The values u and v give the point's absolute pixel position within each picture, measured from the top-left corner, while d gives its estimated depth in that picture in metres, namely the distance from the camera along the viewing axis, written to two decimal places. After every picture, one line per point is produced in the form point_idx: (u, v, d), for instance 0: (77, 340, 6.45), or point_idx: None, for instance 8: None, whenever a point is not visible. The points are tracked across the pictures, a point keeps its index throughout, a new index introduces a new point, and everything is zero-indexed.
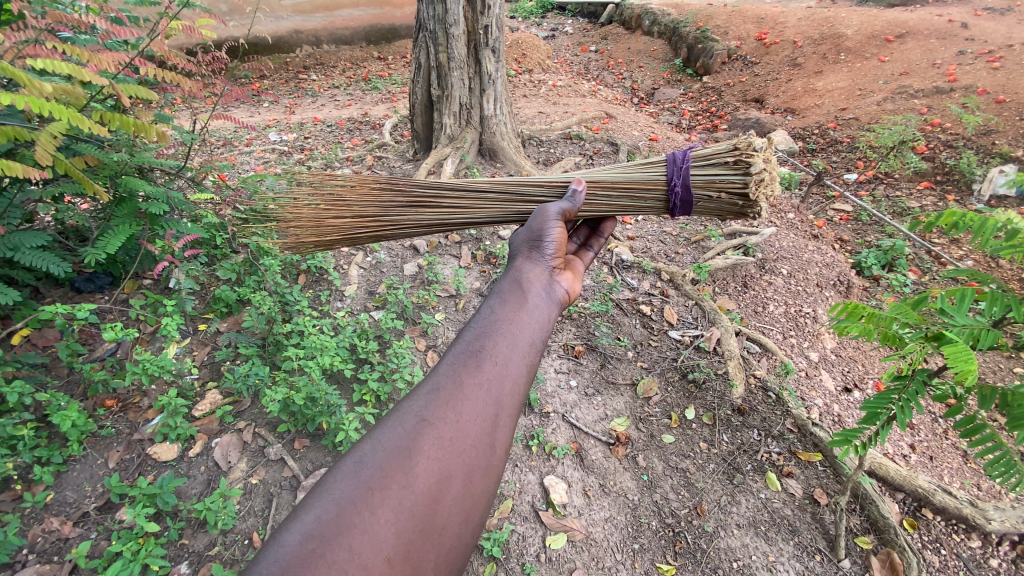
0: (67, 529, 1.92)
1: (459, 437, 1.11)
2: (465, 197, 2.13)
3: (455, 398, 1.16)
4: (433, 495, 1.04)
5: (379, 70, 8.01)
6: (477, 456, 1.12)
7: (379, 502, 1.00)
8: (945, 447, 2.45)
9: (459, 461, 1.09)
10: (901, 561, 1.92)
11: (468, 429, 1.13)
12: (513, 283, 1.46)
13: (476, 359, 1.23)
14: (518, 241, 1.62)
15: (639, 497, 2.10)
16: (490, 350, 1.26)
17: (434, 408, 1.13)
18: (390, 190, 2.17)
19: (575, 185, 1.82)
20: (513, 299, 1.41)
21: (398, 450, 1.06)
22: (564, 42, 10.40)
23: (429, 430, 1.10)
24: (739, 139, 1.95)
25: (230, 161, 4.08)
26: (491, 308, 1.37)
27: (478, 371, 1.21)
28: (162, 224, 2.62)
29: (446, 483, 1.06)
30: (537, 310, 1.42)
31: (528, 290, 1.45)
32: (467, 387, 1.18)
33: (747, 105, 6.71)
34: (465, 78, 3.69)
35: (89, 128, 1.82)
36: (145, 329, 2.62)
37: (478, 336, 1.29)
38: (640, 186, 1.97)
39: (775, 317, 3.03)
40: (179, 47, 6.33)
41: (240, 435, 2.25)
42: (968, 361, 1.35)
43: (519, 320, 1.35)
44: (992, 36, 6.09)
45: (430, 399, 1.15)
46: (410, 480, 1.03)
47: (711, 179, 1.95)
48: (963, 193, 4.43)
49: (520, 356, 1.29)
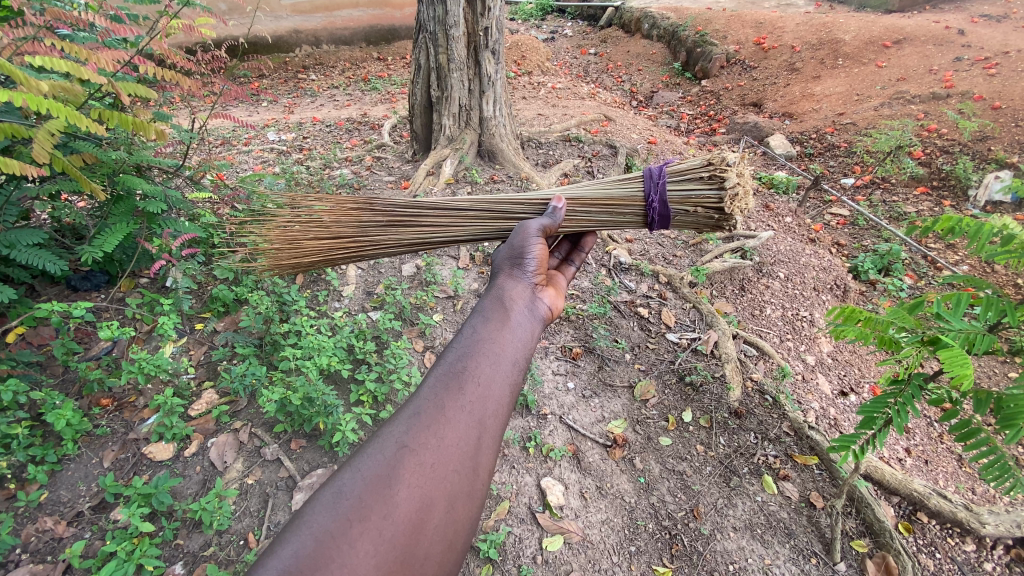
0: (60, 528, 1.91)
1: (441, 462, 1.12)
2: (444, 217, 2.17)
3: (436, 423, 1.16)
4: (415, 524, 1.04)
5: (379, 70, 8.02)
6: (459, 481, 1.13)
7: (358, 535, 0.98)
8: (940, 451, 2.47)
9: (441, 487, 1.10)
10: (897, 564, 1.93)
11: (450, 454, 1.13)
12: (497, 304, 1.47)
13: (459, 381, 1.24)
14: (500, 260, 1.63)
15: (635, 500, 2.10)
16: (472, 372, 1.26)
17: (415, 433, 1.13)
18: (368, 210, 2.19)
19: (555, 202, 1.84)
20: (495, 318, 1.42)
21: (378, 479, 1.06)
22: (564, 44, 10.43)
23: (412, 457, 1.10)
24: (712, 153, 1.97)
25: (228, 160, 4.08)
26: (473, 327, 1.38)
27: (460, 394, 1.22)
28: (159, 223, 2.62)
29: (428, 511, 1.06)
30: (520, 329, 1.43)
31: (511, 308, 1.46)
32: (449, 410, 1.19)
33: (745, 110, 6.74)
34: (465, 80, 3.70)
35: (87, 125, 1.80)
36: (141, 327, 2.61)
37: (461, 357, 1.29)
38: (619, 203, 1.97)
39: (772, 320, 3.04)
40: (178, 45, 6.34)
41: (236, 435, 2.24)
42: (965, 365, 1.34)
43: (502, 340, 1.36)
44: (988, 43, 6.14)
45: (411, 424, 1.15)
46: (392, 510, 1.03)
47: (688, 195, 1.96)
48: (959, 198, 4.46)
49: (503, 376, 1.30)
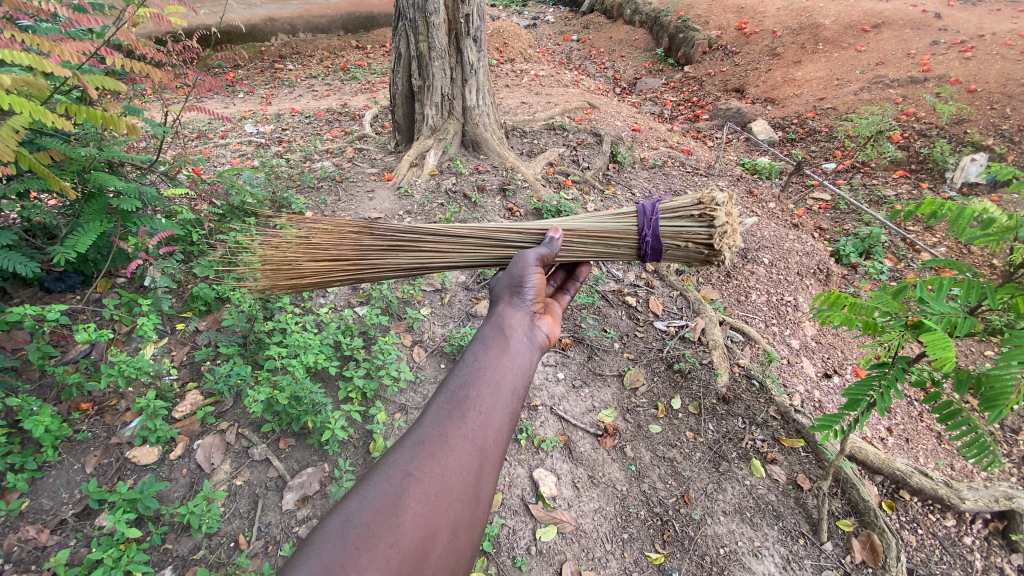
0: (44, 537, 1.87)
1: (445, 491, 1.11)
2: (443, 242, 2.13)
3: (440, 451, 1.14)
4: (420, 552, 1.03)
5: (358, 59, 7.86)
6: (461, 510, 1.12)
7: (366, 560, 0.97)
8: (920, 429, 2.54)
9: (444, 515, 1.09)
10: (881, 542, 1.97)
11: (455, 482, 1.13)
12: (496, 331, 1.44)
13: (461, 409, 1.22)
14: (500, 287, 1.60)
15: (627, 487, 2.12)
16: (474, 400, 1.25)
17: (420, 461, 1.12)
18: (368, 233, 2.15)
19: (553, 232, 1.82)
20: (496, 345, 1.39)
21: (385, 507, 1.04)
22: (546, 31, 10.32)
23: (417, 483, 1.09)
24: (704, 193, 1.95)
25: (204, 155, 3.97)
26: (474, 354, 1.36)
27: (463, 422, 1.20)
28: (134, 221, 2.55)
29: (432, 540, 1.06)
30: (519, 356, 1.40)
31: (511, 335, 1.44)
32: (453, 438, 1.17)
33: (727, 95, 6.77)
34: (447, 68, 3.63)
35: (52, 121, 1.72)
36: (119, 329, 2.54)
37: (462, 385, 1.27)
38: (613, 236, 1.96)
39: (757, 306, 3.07)
40: (147, 35, 6.13)
41: (222, 436, 2.20)
42: (946, 348, 1.35)
43: (503, 367, 1.34)
44: (964, 26, 6.21)
45: (416, 452, 1.13)
46: (397, 537, 1.02)
47: (678, 231, 1.96)
48: (937, 180, 4.54)
49: (505, 405, 1.29)
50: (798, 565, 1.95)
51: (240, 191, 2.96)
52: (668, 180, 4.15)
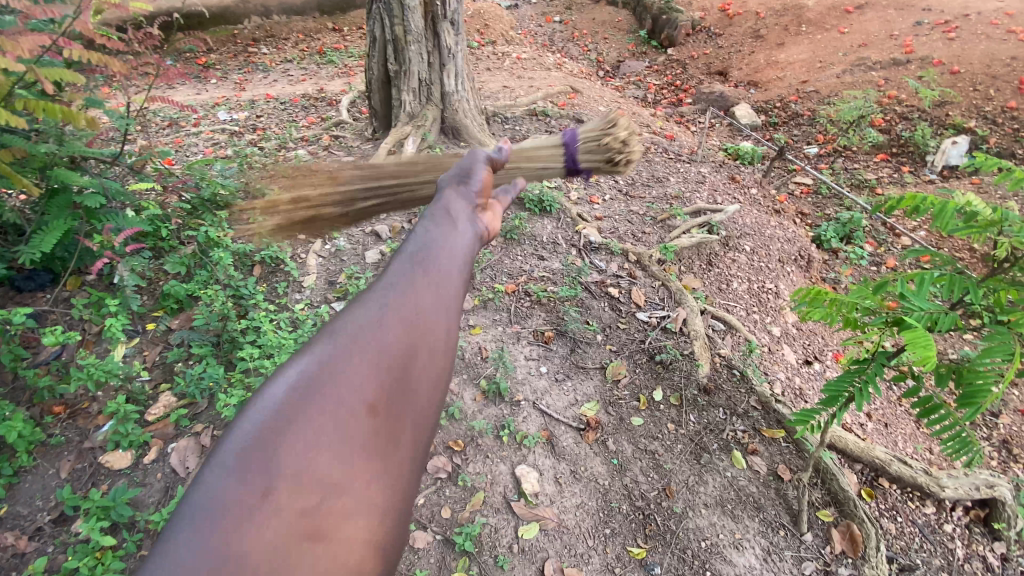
0: (22, 544, 1.81)
1: (399, 355, 0.90)
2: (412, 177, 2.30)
3: (391, 313, 0.93)
4: (376, 420, 0.84)
5: (334, 42, 7.62)
6: (417, 376, 0.91)
7: (284, 453, 0.75)
8: (899, 414, 2.62)
9: (398, 382, 0.88)
10: (861, 532, 2.01)
11: (411, 342, 0.92)
12: (436, 209, 1.23)
13: (413, 270, 1.02)
14: (445, 178, 1.41)
15: (609, 482, 2.11)
16: (426, 263, 1.05)
17: (365, 323, 0.91)
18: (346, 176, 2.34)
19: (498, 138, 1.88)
20: (446, 219, 1.19)
21: (328, 372, 0.83)
22: (528, 11, 10.10)
23: (348, 356, 0.86)
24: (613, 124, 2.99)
25: (174, 144, 3.82)
26: (424, 227, 1.14)
27: (415, 282, 1.00)
28: (100, 217, 2.43)
29: (387, 405, 0.86)
30: (470, 231, 1.20)
31: (460, 216, 1.23)
32: (406, 297, 0.97)
33: (710, 78, 6.72)
34: (423, 53, 3.53)
35: (8, 119, 1.62)
36: (89, 329, 2.44)
37: (417, 248, 1.07)
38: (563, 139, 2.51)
39: (739, 294, 3.08)
40: (110, 17, 5.86)
41: (197, 439, 2.12)
42: (927, 348, 1.34)
43: (455, 238, 1.14)
44: (948, 5, 6.18)
45: (362, 313, 0.92)
46: (340, 401, 0.81)
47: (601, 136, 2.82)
48: (917, 164, 4.58)
49: (460, 270, 1.09)
50: (778, 556, 1.98)
51: (212, 182, 2.90)
52: (651, 167, 4.11)
